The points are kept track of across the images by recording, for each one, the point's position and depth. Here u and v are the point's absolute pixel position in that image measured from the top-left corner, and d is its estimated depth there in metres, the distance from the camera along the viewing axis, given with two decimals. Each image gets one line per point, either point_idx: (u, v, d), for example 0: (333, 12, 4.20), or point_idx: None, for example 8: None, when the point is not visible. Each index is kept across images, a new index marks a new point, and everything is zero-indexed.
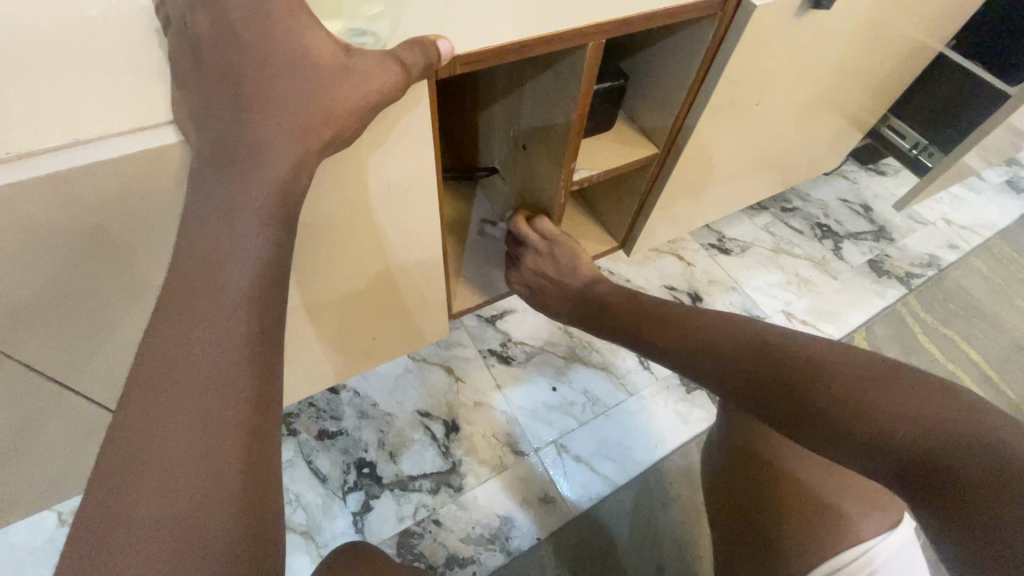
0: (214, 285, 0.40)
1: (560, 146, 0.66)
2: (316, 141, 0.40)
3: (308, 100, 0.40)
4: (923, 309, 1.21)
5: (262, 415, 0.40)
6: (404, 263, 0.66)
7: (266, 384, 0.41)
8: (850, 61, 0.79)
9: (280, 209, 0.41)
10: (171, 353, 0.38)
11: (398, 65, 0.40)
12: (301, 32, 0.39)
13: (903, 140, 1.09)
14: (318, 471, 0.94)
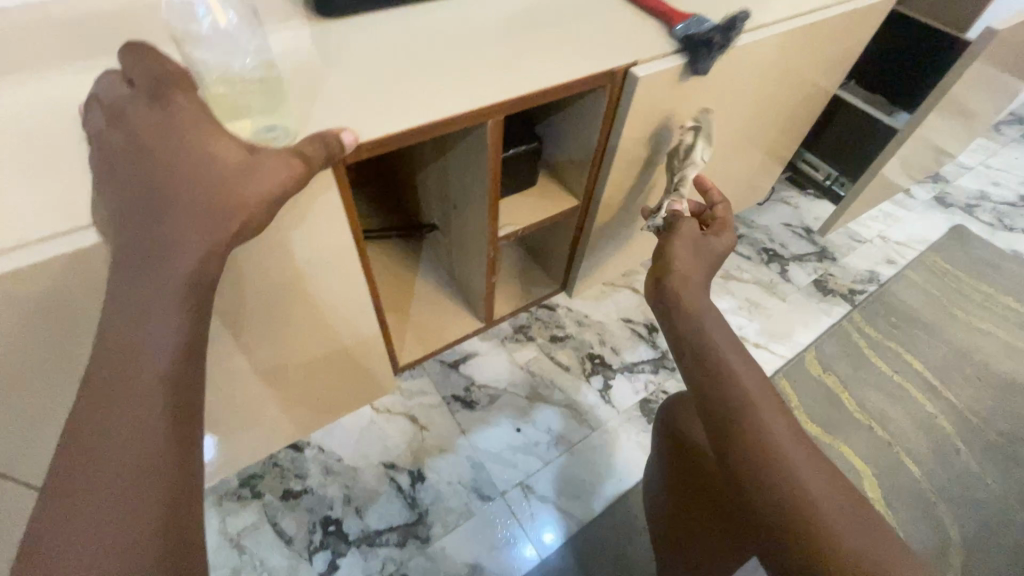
0: (133, 368, 0.38)
1: (476, 207, 0.67)
2: (223, 236, 0.40)
3: (205, 199, 0.40)
4: (867, 324, 1.27)
5: (185, 510, 0.36)
6: (347, 324, 0.69)
7: (190, 474, 0.37)
8: (756, 106, 0.86)
9: (192, 300, 0.40)
10: (123, 349, 0.38)
11: (296, 161, 0.42)
12: (199, 138, 0.40)
13: None
14: (283, 533, 0.93)
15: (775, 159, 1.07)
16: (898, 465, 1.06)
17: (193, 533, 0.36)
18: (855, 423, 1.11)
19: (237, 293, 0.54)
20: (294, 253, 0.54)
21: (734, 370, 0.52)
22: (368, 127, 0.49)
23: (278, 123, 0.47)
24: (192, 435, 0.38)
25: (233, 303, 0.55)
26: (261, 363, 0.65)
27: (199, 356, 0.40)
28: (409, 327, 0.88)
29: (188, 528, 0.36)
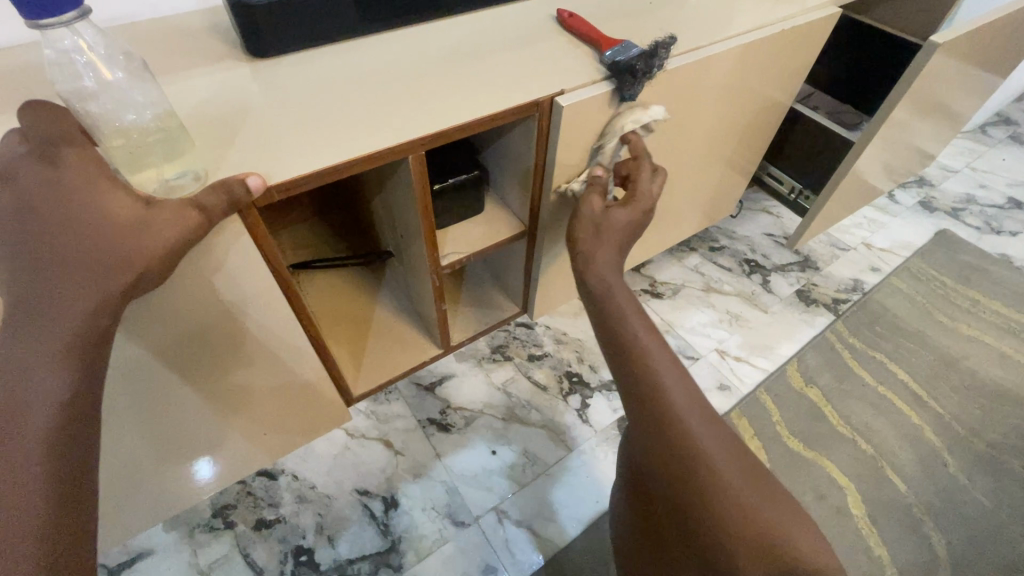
0: (16, 420, 0.40)
1: (418, 238, 0.68)
2: (119, 287, 0.43)
3: (105, 251, 0.42)
4: (851, 334, 1.25)
5: (71, 548, 0.38)
6: (296, 356, 0.68)
7: (79, 511, 0.40)
8: (711, 122, 0.86)
9: (86, 347, 0.43)
10: (8, 402, 0.40)
11: (197, 210, 0.44)
12: (99, 194, 0.43)
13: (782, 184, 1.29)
14: (254, 564, 0.92)
15: (741, 172, 1.06)
16: (884, 480, 1.03)
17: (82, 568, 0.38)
18: (838, 437, 1.09)
19: (170, 332, 0.54)
20: (226, 291, 0.54)
21: (681, 394, 0.51)
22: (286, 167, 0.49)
23: (187, 169, 0.48)
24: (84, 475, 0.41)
25: (167, 342, 0.55)
26: (209, 398, 0.65)
27: (90, 401, 0.43)
28: (371, 354, 0.89)
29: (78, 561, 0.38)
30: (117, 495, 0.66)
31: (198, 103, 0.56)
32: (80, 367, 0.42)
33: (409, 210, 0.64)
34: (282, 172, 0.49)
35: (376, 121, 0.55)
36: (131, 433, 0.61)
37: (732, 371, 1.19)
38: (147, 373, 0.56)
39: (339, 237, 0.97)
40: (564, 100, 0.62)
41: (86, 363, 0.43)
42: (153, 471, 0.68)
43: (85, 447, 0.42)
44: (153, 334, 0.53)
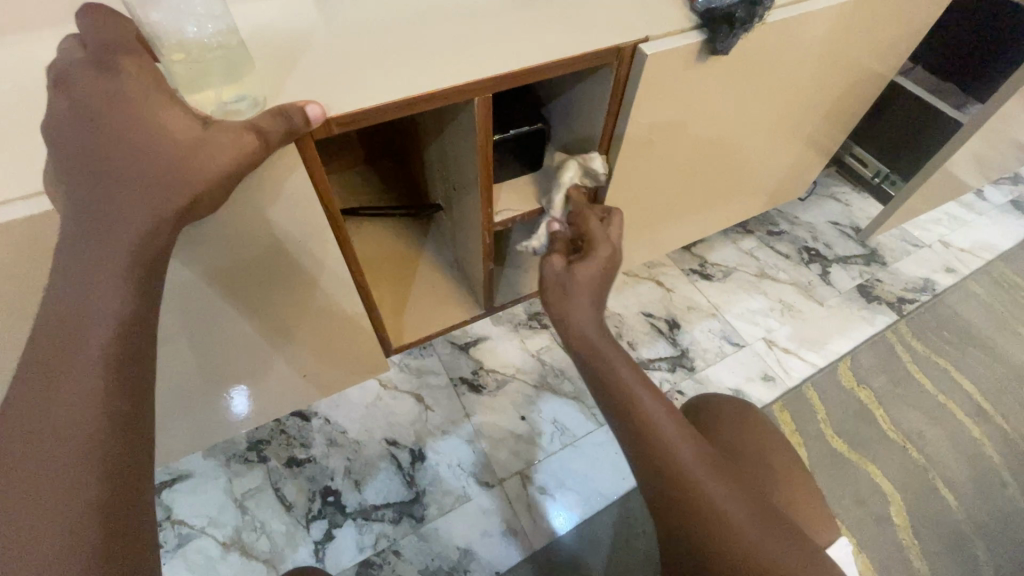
0: (76, 332, 0.39)
1: (472, 190, 0.65)
2: (171, 209, 0.42)
3: (157, 172, 0.42)
4: (914, 337, 1.16)
5: (130, 464, 0.37)
6: (338, 302, 0.67)
7: (138, 426, 0.39)
8: (796, 92, 0.79)
9: (138, 271, 0.42)
10: (69, 322, 0.39)
11: (255, 134, 0.43)
12: (156, 111, 0.42)
13: (865, 167, 1.33)
14: (284, 499, 0.95)
15: (818, 152, 0.98)
16: (933, 493, 0.98)
17: (142, 480, 0.38)
18: (888, 442, 1.03)
19: (217, 263, 0.53)
20: (275, 227, 0.53)
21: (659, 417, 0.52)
22: (345, 100, 0.47)
23: (246, 93, 0.47)
24: (141, 390, 0.40)
25: (214, 274, 0.54)
26: (250, 335, 0.65)
27: (145, 322, 0.42)
28: (410, 307, 0.88)
29: (136, 473, 0.37)
30: (158, 418, 0.68)
31: (259, 26, 0.53)
32: (135, 287, 0.42)
33: (466, 160, 0.61)
34: (341, 106, 0.47)
35: (441, 59, 0.52)
36: (175, 360, 0.62)
37: (779, 362, 1.13)
38: (193, 303, 0.56)
39: (386, 186, 0.94)
40: (649, 48, 0.57)
41: (140, 283, 0.42)
42: (195, 400, 0.69)
43: (142, 364, 0.41)
44: (201, 264, 0.52)
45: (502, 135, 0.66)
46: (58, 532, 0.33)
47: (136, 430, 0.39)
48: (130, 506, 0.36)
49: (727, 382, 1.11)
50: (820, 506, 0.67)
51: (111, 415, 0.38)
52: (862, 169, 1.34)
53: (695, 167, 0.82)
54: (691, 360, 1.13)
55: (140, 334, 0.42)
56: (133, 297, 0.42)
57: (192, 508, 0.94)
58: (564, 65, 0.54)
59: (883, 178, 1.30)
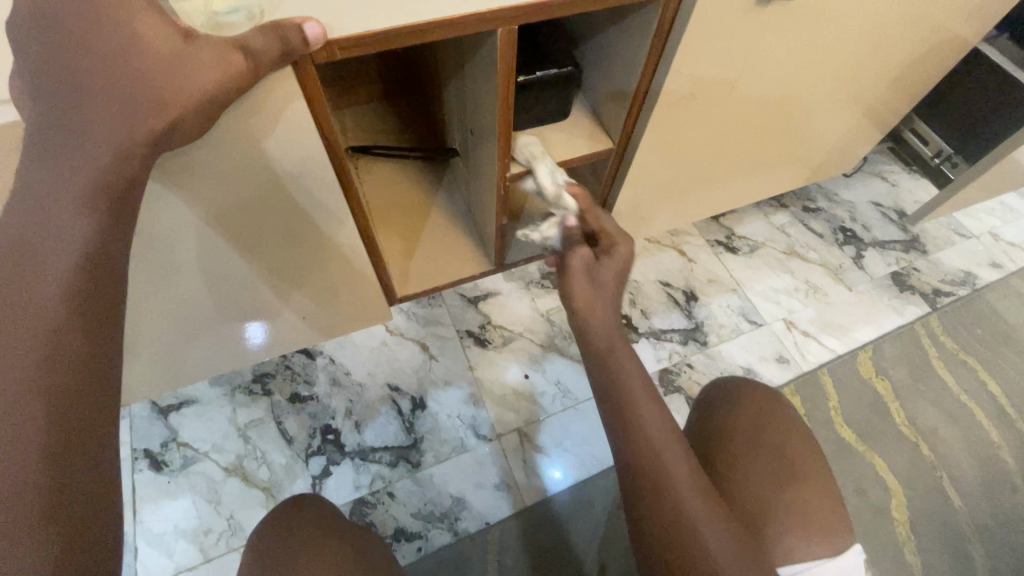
0: (39, 260, 0.39)
1: (490, 136, 0.60)
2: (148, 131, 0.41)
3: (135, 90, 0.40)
4: (944, 332, 1.11)
5: (90, 389, 0.38)
6: (340, 245, 0.65)
7: (105, 361, 0.40)
8: (862, 54, 0.70)
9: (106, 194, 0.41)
10: (34, 238, 0.39)
11: (240, 53, 0.39)
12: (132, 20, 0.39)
13: (927, 146, 1.23)
14: (285, 433, 0.97)
15: (874, 125, 0.89)
16: (938, 491, 0.95)
17: (107, 411, 0.38)
18: (900, 437, 1.00)
19: (213, 191, 0.50)
20: (273, 158, 0.49)
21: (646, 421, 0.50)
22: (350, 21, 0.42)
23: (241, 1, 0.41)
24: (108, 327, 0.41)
25: (205, 205, 0.51)
26: (250, 272, 0.63)
27: (111, 257, 0.42)
28: (419, 256, 0.85)
29: (100, 407, 0.38)
30: (155, 348, 0.67)
31: None
32: (104, 218, 0.41)
33: (486, 102, 0.56)
34: (349, 27, 0.42)
35: None
36: (170, 292, 0.60)
37: (796, 345, 1.09)
38: (188, 234, 0.53)
39: (403, 125, 0.89)
40: None
41: (107, 212, 0.41)
42: (193, 333, 0.68)
43: (109, 302, 0.41)
44: (194, 191, 0.49)
45: (529, 76, 0.60)
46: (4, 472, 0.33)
47: (102, 370, 0.39)
48: (93, 442, 0.37)
49: (739, 360, 1.07)
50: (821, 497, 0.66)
51: (75, 351, 0.38)
52: (923, 147, 1.24)
53: (736, 130, 0.75)
54: (704, 335, 1.10)
55: (106, 260, 0.42)
56: (98, 228, 0.41)
57: (197, 433, 0.97)
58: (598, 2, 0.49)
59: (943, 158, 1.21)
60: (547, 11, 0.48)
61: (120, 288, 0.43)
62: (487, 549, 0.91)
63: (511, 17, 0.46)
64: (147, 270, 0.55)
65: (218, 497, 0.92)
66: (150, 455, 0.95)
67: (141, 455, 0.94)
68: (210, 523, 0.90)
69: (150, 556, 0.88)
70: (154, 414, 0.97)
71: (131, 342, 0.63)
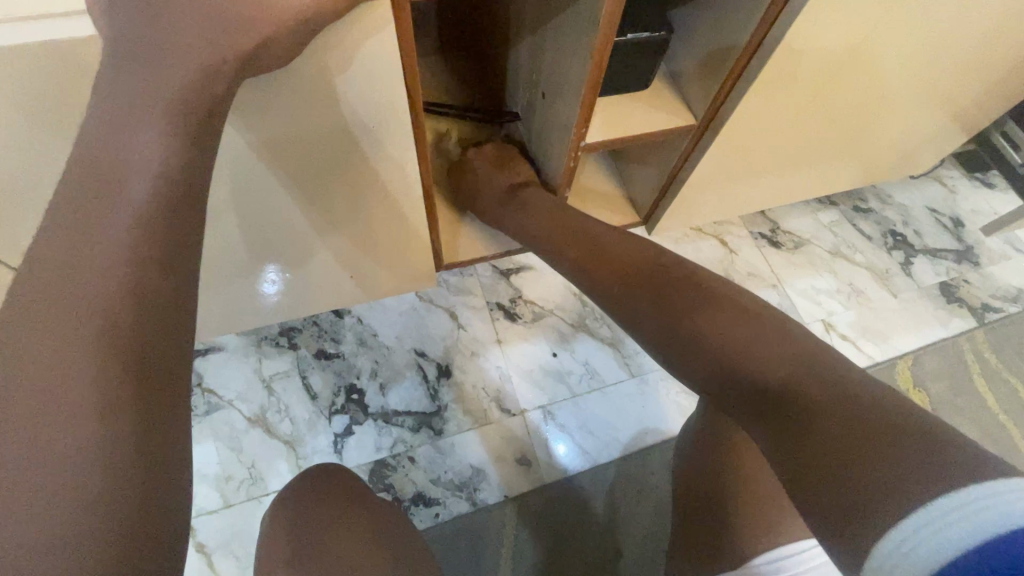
0: (115, 192, 0.38)
1: (565, 100, 0.56)
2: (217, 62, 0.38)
3: None
4: (990, 349, 1.07)
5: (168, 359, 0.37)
6: (395, 204, 0.62)
7: (181, 315, 0.39)
8: (966, 44, 0.65)
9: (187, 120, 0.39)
10: (116, 155, 0.38)
11: None
12: None
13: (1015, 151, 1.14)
14: (310, 388, 0.97)
15: (958, 126, 0.84)
16: None
17: (179, 371, 0.38)
18: None
19: (273, 133, 0.47)
20: (342, 104, 0.47)
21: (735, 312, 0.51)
22: None
23: None
24: (173, 309, 0.38)
25: (264, 149, 0.48)
26: (299, 223, 0.60)
27: (186, 205, 0.41)
28: None
29: (177, 366, 0.38)
30: None
31: None
32: (179, 150, 0.40)
33: (571, 64, 0.52)
34: None
35: None
36: (214, 236, 0.57)
37: (833, 348, 1.06)
38: (241, 175, 0.51)
39: (457, 84, 0.86)
40: None
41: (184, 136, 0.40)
42: (237, 279, 0.67)
43: (180, 271, 0.39)
44: (254, 133, 0.46)
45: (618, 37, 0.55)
46: (100, 435, 0.33)
47: (160, 354, 0.37)
48: (170, 438, 0.36)
49: None
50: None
51: (141, 341, 0.36)
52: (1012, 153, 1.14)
53: (815, 116, 0.71)
54: None
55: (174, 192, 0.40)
56: (173, 163, 0.40)
57: (222, 379, 0.96)
58: None
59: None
60: None
61: (194, 228, 0.41)
62: (503, 522, 0.91)
63: None
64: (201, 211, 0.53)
65: (240, 445, 0.92)
66: None
67: None
68: (232, 470, 0.91)
69: None
70: None
71: None
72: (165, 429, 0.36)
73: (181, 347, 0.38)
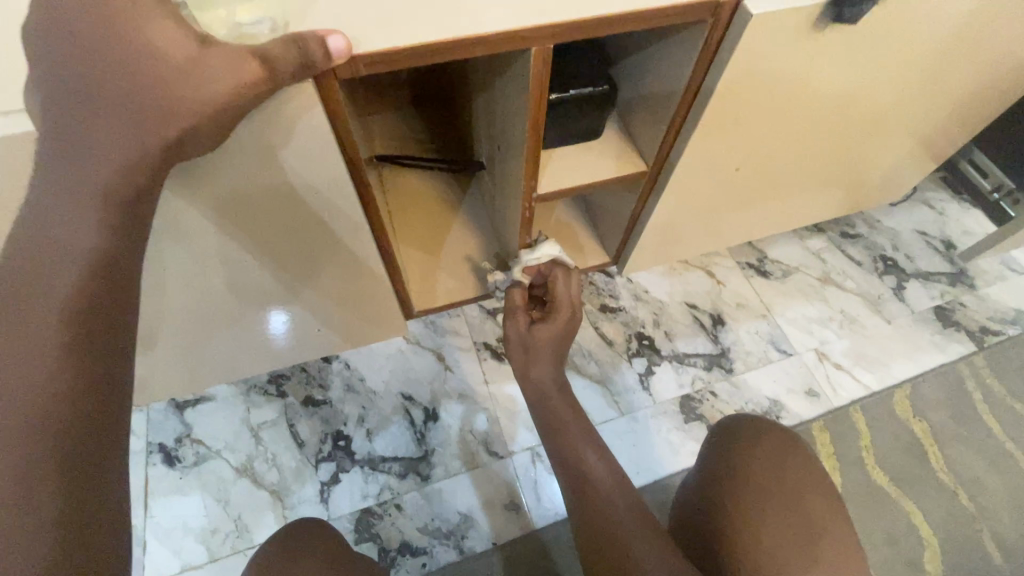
0: (39, 278, 0.38)
1: (517, 154, 0.59)
2: (161, 141, 0.40)
3: (145, 98, 0.39)
4: (991, 374, 1.04)
5: (102, 429, 0.37)
6: (363, 255, 0.64)
7: (117, 387, 0.39)
8: (914, 83, 0.66)
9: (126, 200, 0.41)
10: (47, 240, 0.39)
11: (258, 61, 0.38)
12: (150, 30, 0.37)
13: (986, 180, 1.17)
14: (297, 436, 0.97)
15: (929, 153, 0.84)
16: (976, 545, 0.90)
17: (115, 441, 0.38)
18: (937, 484, 0.94)
19: (233, 199, 0.49)
20: (291, 169, 0.49)
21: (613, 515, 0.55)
22: (368, 40, 0.42)
23: (266, 14, 0.41)
24: (106, 384, 0.38)
25: (224, 211, 0.51)
26: (270, 277, 0.62)
27: (121, 275, 0.42)
28: (440, 268, 0.84)
29: (115, 435, 0.38)
30: (171, 347, 0.67)
31: None
32: (106, 235, 0.41)
33: (516, 119, 0.55)
34: (378, 41, 0.42)
35: None
36: (186, 294, 0.59)
37: (828, 378, 1.04)
38: (205, 237, 0.53)
39: (431, 134, 0.89)
40: (754, 8, 0.48)
41: (122, 219, 0.42)
42: (216, 331, 0.68)
43: (118, 337, 0.40)
44: (213, 199, 0.49)
45: (563, 92, 0.58)
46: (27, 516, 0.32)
47: (91, 428, 0.36)
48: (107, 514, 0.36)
49: (765, 390, 1.03)
50: (839, 532, 0.61)
51: (80, 420, 0.36)
52: (980, 180, 1.18)
53: (777, 154, 0.72)
54: (730, 362, 1.06)
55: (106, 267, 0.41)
56: (104, 248, 0.41)
57: (211, 430, 0.97)
58: (638, 18, 0.47)
59: (1004, 194, 1.14)
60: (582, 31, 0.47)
61: (131, 300, 0.43)
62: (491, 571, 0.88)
63: (541, 37, 0.46)
64: (169, 268, 0.55)
65: (227, 496, 0.92)
66: (164, 449, 0.95)
67: (156, 449, 0.95)
68: (218, 522, 0.90)
69: (156, 551, 0.88)
70: (170, 409, 0.98)
71: (150, 341, 0.64)
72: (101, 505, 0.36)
73: (118, 415, 0.39)
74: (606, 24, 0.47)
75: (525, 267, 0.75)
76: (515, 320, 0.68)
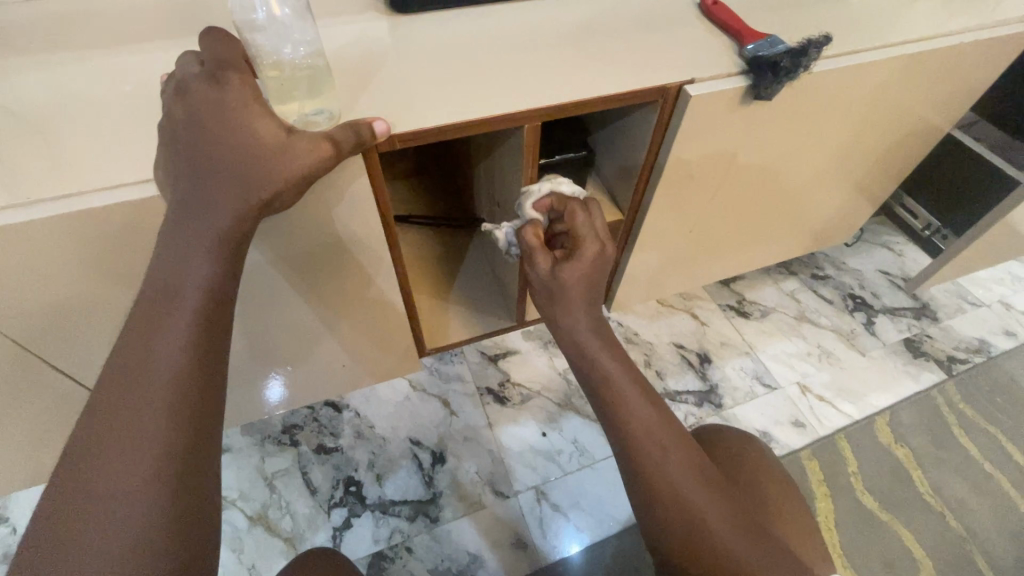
0: (167, 313, 0.45)
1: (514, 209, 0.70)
2: (257, 201, 0.48)
3: (245, 167, 0.47)
4: (963, 400, 1.11)
5: (204, 439, 0.43)
6: (384, 298, 0.73)
7: (218, 403, 0.45)
8: (843, 144, 0.79)
9: (231, 246, 0.48)
10: (171, 275, 0.46)
11: (330, 142, 0.49)
12: (250, 118, 0.47)
13: (915, 220, 1.29)
14: (310, 483, 1.01)
15: (870, 199, 0.96)
16: (968, 565, 0.94)
17: (213, 450, 0.44)
18: (925, 507, 0.98)
19: (280, 250, 0.59)
20: (330, 225, 0.59)
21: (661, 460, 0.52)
22: (397, 124, 0.54)
23: (324, 107, 0.53)
24: (210, 399, 0.45)
25: (273, 261, 0.60)
26: (303, 320, 0.71)
27: (226, 307, 0.48)
28: (447, 314, 0.93)
29: (213, 445, 0.44)
30: None
31: (338, 50, 0.60)
32: (217, 274, 0.47)
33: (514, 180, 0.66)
34: (404, 125, 0.53)
35: (488, 88, 0.58)
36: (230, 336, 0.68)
37: (812, 410, 1.10)
38: (253, 284, 0.62)
39: (435, 198, 1.01)
40: (694, 90, 0.61)
41: (232, 259, 0.48)
42: (251, 372, 0.76)
43: (222, 359, 0.47)
44: (265, 250, 0.58)
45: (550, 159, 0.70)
46: (149, 509, 0.39)
47: (200, 439, 0.43)
48: (206, 509, 0.42)
49: (755, 423, 1.08)
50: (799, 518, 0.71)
51: (193, 430, 0.43)
52: (912, 220, 1.30)
53: (738, 204, 0.83)
54: (719, 398, 1.12)
55: (216, 295, 0.47)
56: (215, 282, 0.47)
57: (228, 479, 1.00)
58: (611, 100, 0.60)
59: (933, 231, 1.27)
60: (570, 109, 0.59)
61: (227, 326, 0.48)
62: None
63: (536, 116, 0.58)
64: None
65: (241, 546, 0.94)
66: None
67: None
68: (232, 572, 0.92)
69: None
70: None
71: None
72: (202, 501, 0.42)
73: (216, 428, 0.45)
74: (592, 104, 0.59)
75: (538, 199, 0.63)
76: (537, 259, 0.58)
